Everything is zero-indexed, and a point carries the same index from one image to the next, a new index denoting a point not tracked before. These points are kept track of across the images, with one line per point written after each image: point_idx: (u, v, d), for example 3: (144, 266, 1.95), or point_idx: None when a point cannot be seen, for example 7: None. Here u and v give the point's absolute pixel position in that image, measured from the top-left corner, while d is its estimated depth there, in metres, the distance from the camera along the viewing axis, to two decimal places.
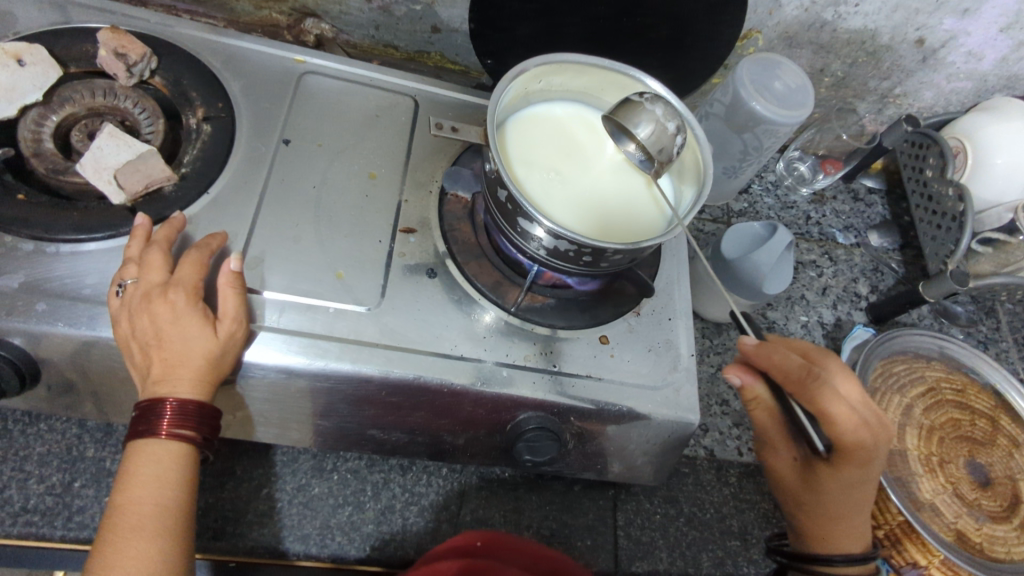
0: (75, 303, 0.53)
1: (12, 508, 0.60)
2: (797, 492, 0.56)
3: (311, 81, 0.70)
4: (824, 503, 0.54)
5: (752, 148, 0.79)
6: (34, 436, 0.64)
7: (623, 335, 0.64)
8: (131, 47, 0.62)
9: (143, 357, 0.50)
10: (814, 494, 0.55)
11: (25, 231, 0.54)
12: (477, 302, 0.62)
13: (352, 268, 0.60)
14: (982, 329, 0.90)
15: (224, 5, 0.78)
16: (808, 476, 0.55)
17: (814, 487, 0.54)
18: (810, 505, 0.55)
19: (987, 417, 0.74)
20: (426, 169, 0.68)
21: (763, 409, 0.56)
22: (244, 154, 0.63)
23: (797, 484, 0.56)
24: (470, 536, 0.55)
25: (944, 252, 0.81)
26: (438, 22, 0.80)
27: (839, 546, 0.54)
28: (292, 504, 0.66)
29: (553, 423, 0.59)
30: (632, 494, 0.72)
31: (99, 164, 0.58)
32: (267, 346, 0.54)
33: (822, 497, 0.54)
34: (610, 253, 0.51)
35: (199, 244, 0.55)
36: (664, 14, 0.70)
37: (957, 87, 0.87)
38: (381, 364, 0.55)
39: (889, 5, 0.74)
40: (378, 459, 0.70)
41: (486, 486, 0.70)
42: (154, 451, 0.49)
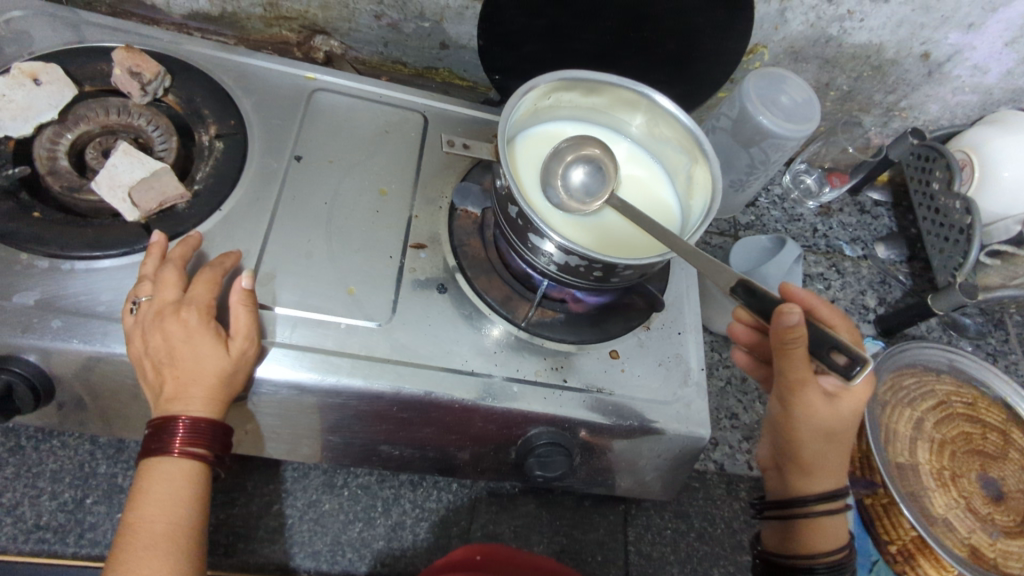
0: (90, 320, 0.53)
1: (25, 524, 0.60)
2: (808, 428, 0.53)
3: (322, 98, 0.70)
4: (833, 434, 0.54)
5: (760, 161, 0.79)
6: (47, 452, 0.64)
7: (633, 350, 0.64)
8: (145, 65, 0.63)
9: (155, 375, 0.51)
10: (827, 427, 0.53)
11: (40, 248, 0.55)
12: (487, 317, 0.62)
13: (364, 283, 0.60)
14: (992, 342, 0.90)
15: (235, 22, 0.79)
16: (825, 410, 0.52)
17: (831, 421, 0.53)
18: (815, 441, 0.54)
19: (999, 431, 0.73)
20: (436, 185, 0.69)
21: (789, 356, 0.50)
22: (255, 171, 0.64)
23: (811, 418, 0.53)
24: (470, 551, 0.55)
25: (953, 265, 0.81)
26: (447, 38, 0.80)
27: (816, 486, 0.56)
28: (302, 520, 0.66)
29: (563, 438, 0.59)
30: (642, 509, 0.72)
31: (114, 181, 0.58)
32: (280, 363, 0.54)
33: (835, 429, 0.53)
34: (620, 269, 0.51)
35: (213, 263, 0.56)
36: (671, 30, 0.71)
37: (963, 100, 0.87)
38: (393, 380, 0.55)
39: (895, 20, 0.75)
40: (389, 474, 0.70)
41: (496, 501, 0.70)
42: (166, 469, 0.49)
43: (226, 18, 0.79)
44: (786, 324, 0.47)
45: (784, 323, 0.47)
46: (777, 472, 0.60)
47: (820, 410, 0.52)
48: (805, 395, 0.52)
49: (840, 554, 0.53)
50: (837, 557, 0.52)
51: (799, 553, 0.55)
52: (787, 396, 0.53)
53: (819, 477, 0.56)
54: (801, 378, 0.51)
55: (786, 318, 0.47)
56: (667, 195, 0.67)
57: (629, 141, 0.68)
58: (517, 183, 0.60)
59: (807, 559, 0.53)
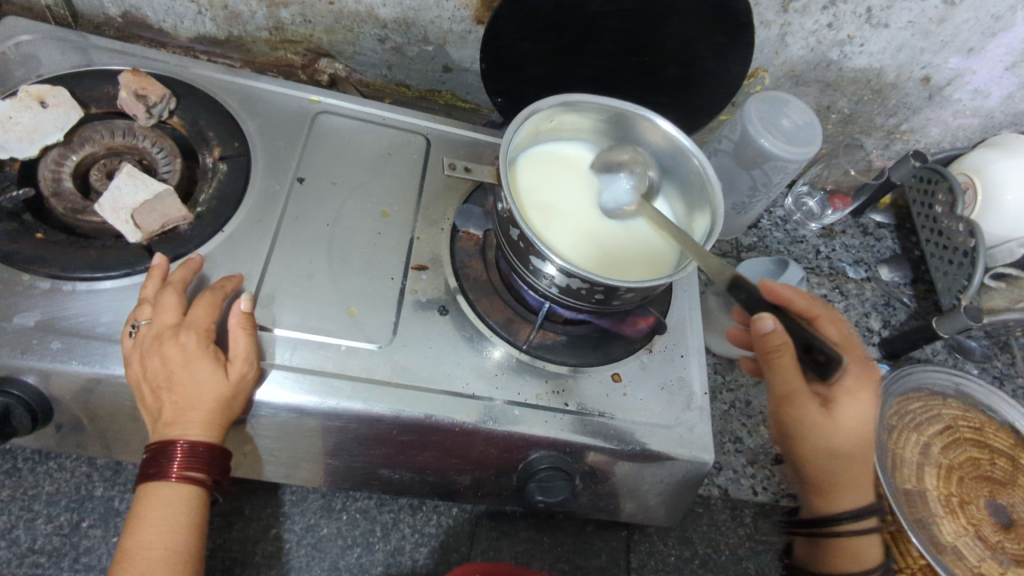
0: (89, 341, 0.53)
1: (19, 547, 0.59)
2: (811, 442, 0.55)
3: (325, 121, 0.71)
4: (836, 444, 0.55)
5: (761, 184, 0.79)
6: (44, 474, 0.63)
7: (636, 372, 0.64)
8: (151, 89, 0.63)
9: (154, 399, 0.50)
10: (835, 437, 0.54)
11: (41, 269, 0.55)
12: (488, 339, 0.62)
13: (366, 305, 0.60)
14: (998, 365, 0.89)
15: (241, 45, 0.80)
16: (834, 418, 0.54)
17: (841, 429, 0.54)
18: (824, 450, 0.55)
19: (1007, 456, 0.72)
20: (438, 207, 0.69)
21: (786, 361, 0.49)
22: (258, 192, 0.64)
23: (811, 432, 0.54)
24: (470, 570, 0.55)
25: (958, 287, 0.81)
26: (450, 62, 0.81)
27: (844, 504, 0.57)
28: (300, 545, 0.65)
29: (564, 463, 0.58)
30: (646, 535, 0.70)
31: (117, 203, 0.59)
32: (278, 385, 0.54)
33: (844, 436, 0.54)
34: (622, 291, 0.51)
35: (214, 287, 0.56)
36: (671, 54, 0.72)
37: (965, 123, 0.88)
38: (393, 403, 0.55)
39: (894, 44, 0.75)
40: (388, 498, 0.69)
41: (497, 526, 0.69)
42: (165, 493, 0.49)
43: (232, 41, 0.80)
44: (762, 331, 0.48)
45: (760, 331, 0.48)
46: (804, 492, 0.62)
47: (828, 418, 0.54)
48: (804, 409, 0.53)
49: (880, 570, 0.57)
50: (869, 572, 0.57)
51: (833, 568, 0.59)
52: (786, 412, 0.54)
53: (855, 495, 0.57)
54: (800, 396, 0.52)
55: (763, 326, 0.48)
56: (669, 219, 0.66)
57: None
58: (517, 195, 0.61)
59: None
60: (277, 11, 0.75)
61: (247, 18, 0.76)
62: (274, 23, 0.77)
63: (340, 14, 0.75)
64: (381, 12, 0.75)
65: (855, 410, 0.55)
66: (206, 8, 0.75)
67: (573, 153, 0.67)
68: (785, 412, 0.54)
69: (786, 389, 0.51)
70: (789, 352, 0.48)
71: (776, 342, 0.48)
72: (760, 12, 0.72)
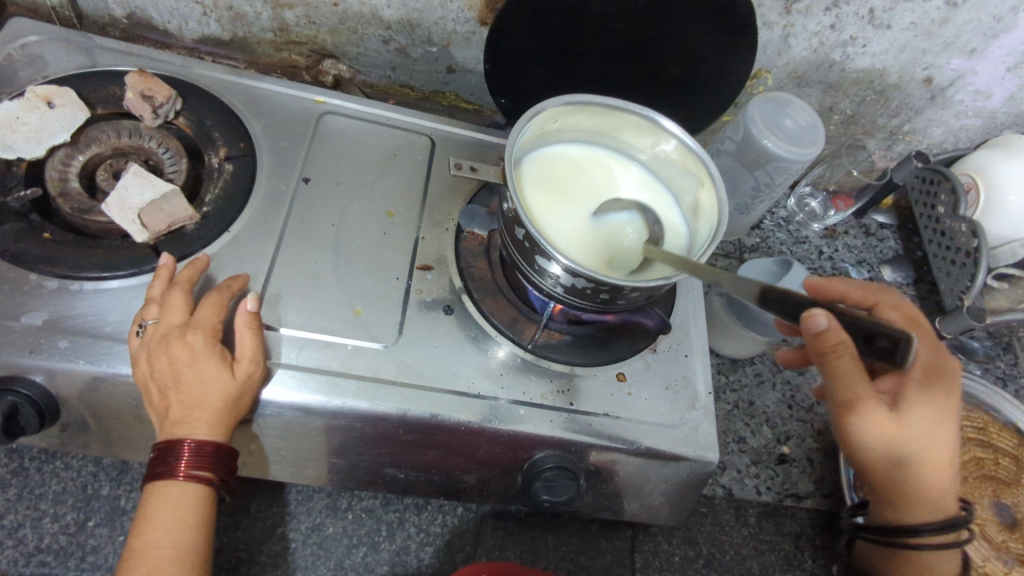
0: (96, 340, 0.53)
1: (26, 547, 0.59)
2: (876, 447, 0.52)
3: (330, 122, 0.71)
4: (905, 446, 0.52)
5: (764, 185, 0.79)
6: (50, 474, 0.63)
7: (640, 372, 0.64)
8: (157, 89, 0.64)
9: (161, 399, 0.51)
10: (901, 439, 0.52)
11: (49, 269, 0.55)
12: (493, 338, 0.62)
13: (371, 305, 0.60)
14: (1001, 365, 0.89)
15: (245, 47, 0.81)
16: (897, 422, 0.52)
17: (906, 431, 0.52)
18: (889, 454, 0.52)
19: (1011, 456, 0.73)
20: (443, 207, 0.69)
21: (847, 360, 0.46)
22: (264, 193, 0.64)
23: (876, 436, 0.52)
24: (475, 569, 0.55)
25: (960, 288, 0.81)
26: (454, 63, 0.81)
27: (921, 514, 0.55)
28: (305, 544, 0.65)
29: (569, 462, 0.58)
30: (650, 534, 0.71)
31: (124, 203, 0.59)
32: (284, 384, 0.54)
33: (911, 438, 0.52)
34: (627, 291, 0.51)
35: (220, 287, 0.56)
36: (674, 55, 0.72)
37: (966, 124, 0.88)
38: (399, 402, 0.55)
39: (897, 46, 0.76)
40: (393, 498, 0.69)
41: (502, 525, 0.69)
42: (172, 493, 0.49)
43: (237, 42, 0.80)
44: (817, 330, 0.43)
45: (812, 330, 0.43)
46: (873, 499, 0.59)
47: (890, 422, 0.51)
48: (868, 412, 0.50)
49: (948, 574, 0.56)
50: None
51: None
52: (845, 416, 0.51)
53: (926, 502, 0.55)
54: (861, 397, 0.49)
55: (814, 324, 0.43)
56: (672, 219, 0.66)
57: (638, 164, 0.68)
58: (520, 197, 0.60)
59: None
60: (282, 12, 0.75)
61: (252, 20, 0.76)
62: (279, 24, 0.77)
63: (345, 15, 0.75)
64: (385, 13, 0.75)
65: (921, 407, 0.53)
66: (211, 10, 0.75)
67: (575, 155, 0.67)
68: (844, 415, 0.51)
69: (846, 391, 0.49)
70: (846, 352, 0.45)
71: (831, 341, 0.44)
72: (763, 13, 0.72)
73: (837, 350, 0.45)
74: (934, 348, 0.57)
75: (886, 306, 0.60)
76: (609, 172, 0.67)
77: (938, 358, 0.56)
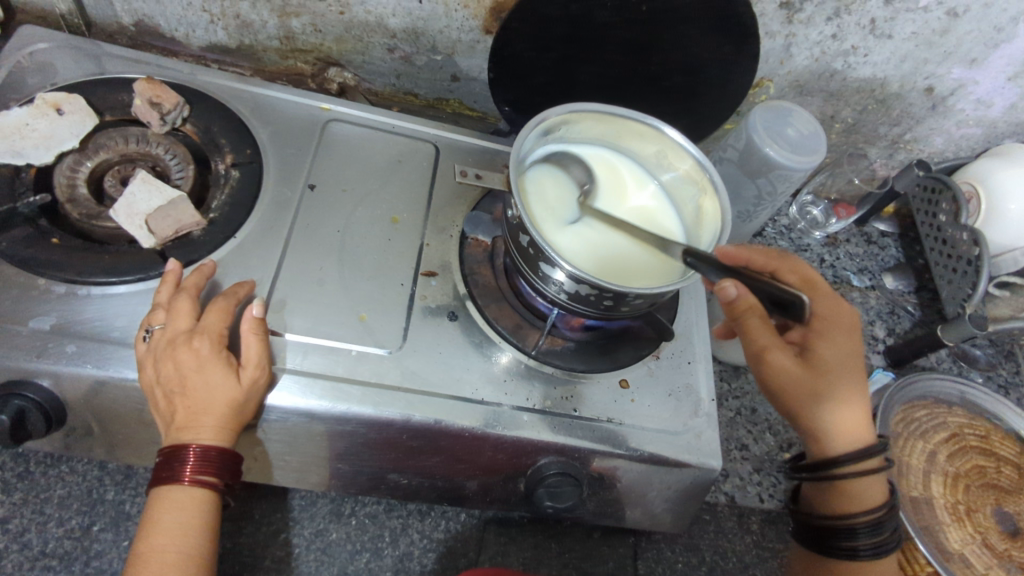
0: (104, 345, 0.53)
1: (31, 551, 0.60)
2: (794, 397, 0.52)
3: (336, 129, 0.72)
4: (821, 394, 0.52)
5: (766, 192, 0.80)
6: (56, 478, 0.64)
7: (643, 380, 0.64)
8: (165, 96, 0.64)
9: (166, 403, 0.51)
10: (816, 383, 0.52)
11: (57, 274, 0.55)
12: (497, 345, 0.62)
13: (376, 310, 0.61)
14: (1003, 373, 0.89)
15: (252, 54, 0.81)
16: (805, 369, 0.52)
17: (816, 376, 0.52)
18: (806, 403, 0.52)
19: (1014, 464, 0.73)
20: (447, 214, 0.69)
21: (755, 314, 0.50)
22: (270, 199, 0.65)
23: (789, 384, 0.52)
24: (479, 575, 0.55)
25: (962, 296, 0.81)
26: (458, 71, 0.82)
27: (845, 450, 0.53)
28: (309, 550, 0.65)
29: (573, 468, 0.58)
30: (653, 542, 0.70)
31: (132, 209, 0.59)
32: (289, 390, 0.54)
33: (826, 382, 0.52)
34: (631, 297, 0.51)
35: (226, 292, 0.56)
36: (676, 63, 0.73)
37: (967, 133, 0.88)
38: (403, 408, 0.55)
39: (898, 55, 0.76)
40: (397, 504, 0.70)
41: (505, 531, 0.69)
42: (178, 497, 0.50)
43: (243, 50, 0.81)
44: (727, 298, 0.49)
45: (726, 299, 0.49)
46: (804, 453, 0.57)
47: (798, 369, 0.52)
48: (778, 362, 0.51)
49: (882, 512, 0.52)
50: (879, 515, 0.51)
51: (835, 514, 0.53)
52: (758, 370, 0.53)
53: (851, 439, 0.53)
54: (763, 346, 0.51)
55: (726, 294, 0.49)
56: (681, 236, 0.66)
57: (653, 179, 0.69)
58: (522, 195, 0.61)
59: (847, 520, 0.52)
60: (288, 21, 0.76)
61: (259, 28, 0.77)
62: (285, 32, 0.78)
63: (350, 24, 0.76)
64: (390, 22, 0.76)
65: (835, 355, 0.52)
66: (218, 18, 0.76)
67: (593, 160, 0.67)
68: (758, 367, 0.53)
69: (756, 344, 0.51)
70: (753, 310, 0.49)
71: (742, 306, 0.49)
72: (765, 23, 0.73)
73: (749, 309, 0.50)
74: (832, 299, 0.55)
75: (784, 271, 0.59)
76: (623, 181, 0.68)
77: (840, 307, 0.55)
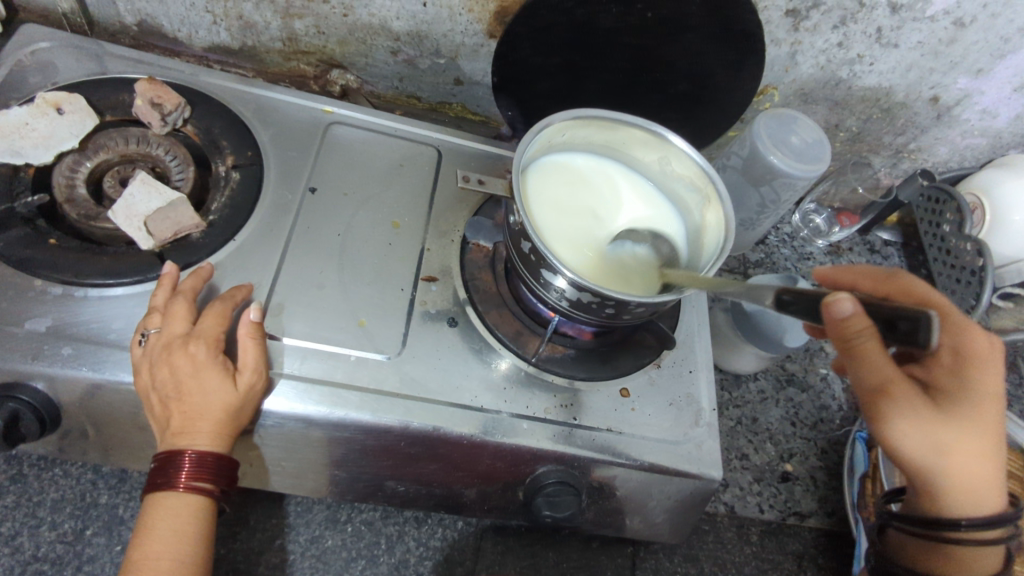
0: (100, 348, 0.53)
1: (23, 555, 0.59)
2: (915, 443, 0.48)
3: (338, 131, 0.71)
4: (947, 445, 0.48)
5: (770, 200, 0.79)
6: (49, 481, 0.63)
7: (645, 388, 0.63)
8: (167, 97, 0.64)
9: (162, 409, 0.50)
10: (939, 428, 0.48)
11: (54, 275, 0.55)
12: (497, 352, 0.62)
13: (375, 315, 0.60)
14: (1005, 385, 0.88)
15: (255, 55, 0.81)
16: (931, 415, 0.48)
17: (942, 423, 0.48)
18: (923, 449, 0.48)
19: (1016, 478, 0.72)
20: (449, 218, 0.69)
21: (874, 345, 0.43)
22: (270, 201, 0.64)
23: (911, 427, 0.48)
24: None
25: (965, 306, 0.80)
26: (461, 75, 0.82)
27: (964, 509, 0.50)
28: (304, 556, 0.65)
29: (572, 477, 0.58)
30: (651, 552, 0.70)
31: (131, 211, 0.59)
32: (285, 396, 0.53)
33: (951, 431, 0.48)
34: (633, 306, 0.51)
35: (224, 296, 0.56)
36: (681, 70, 0.72)
37: (973, 143, 0.88)
38: (401, 415, 0.55)
39: (904, 64, 0.76)
40: (393, 511, 0.69)
41: (503, 540, 0.68)
42: (173, 503, 0.49)
43: (246, 51, 0.80)
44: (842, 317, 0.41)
45: (837, 318, 0.41)
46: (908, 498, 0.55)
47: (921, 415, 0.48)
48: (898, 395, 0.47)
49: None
50: None
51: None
52: (877, 408, 0.48)
53: (971, 500, 0.50)
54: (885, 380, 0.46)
55: (839, 309, 0.41)
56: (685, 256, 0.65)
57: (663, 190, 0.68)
58: (528, 198, 0.61)
59: None
60: (292, 22, 0.76)
61: (262, 29, 0.77)
62: (288, 34, 0.77)
63: (354, 26, 0.76)
64: (394, 25, 0.75)
65: (967, 401, 0.49)
66: (222, 18, 0.75)
67: (605, 177, 0.68)
68: (876, 406, 0.48)
69: (877, 378, 0.46)
70: (867, 329, 0.41)
71: (856, 328, 0.41)
72: (771, 30, 0.72)
73: (864, 332, 0.42)
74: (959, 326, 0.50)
75: (896, 295, 0.55)
76: (632, 199, 0.67)
77: (979, 339, 0.50)
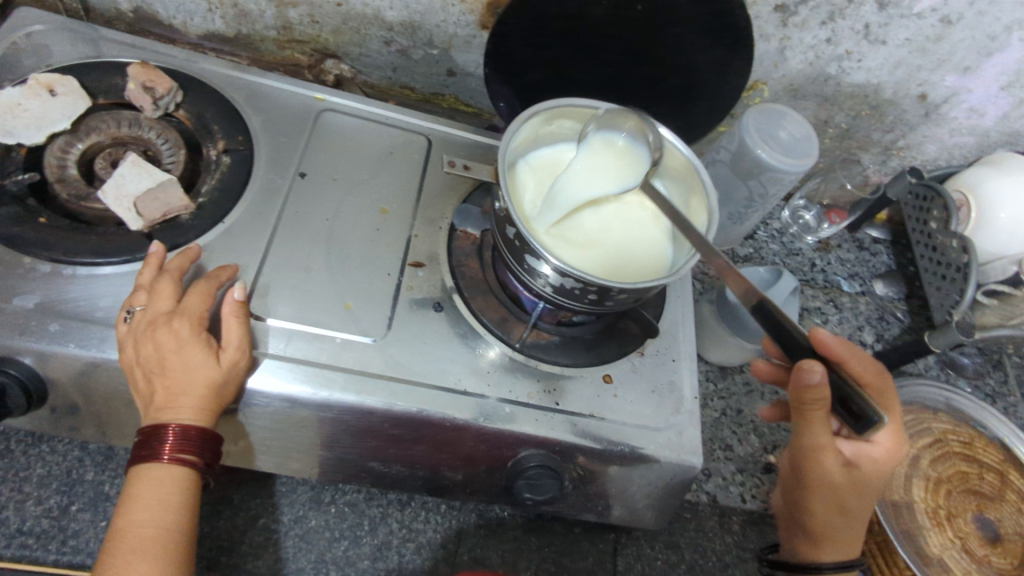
0: (87, 325, 0.53)
1: (8, 529, 0.60)
2: (824, 496, 0.56)
3: (329, 118, 0.72)
4: (849, 510, 0.57)
5: (757, 194, 0.80)
6: (36, 457, 0.64)
7: (627, 375, 0.64)
8: (159, 81, 0.65)
9: (146, 384, 0.51)
10: (839, 498, 0.56)
11: (44, 253, 0.56)
12: (483, 338, 0.62)
13: (361, 299, 0.61)
14: (989, 382, 0.89)
15: (249, 44, 0.82)
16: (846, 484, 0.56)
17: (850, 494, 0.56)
18: (826, 506, 0.57)
19: (996, 471, 0.72)
20: (437, 206, 0.69)
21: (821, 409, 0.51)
22: (260, 185, 0.65)
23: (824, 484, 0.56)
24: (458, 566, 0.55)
25: (949, 302, 0.82)
26: (454, 66, 0.82)
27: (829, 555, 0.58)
28: (289, 535, 0.65)
29: (553, 461, 0.59)
30: (633, 538, 0.70)
31: (120, 191, 0.60)
32: (271, 375, 0.54)
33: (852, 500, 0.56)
34: (615, 292, 0.51)
35: (209, 275, 0.56)
36: (669, 64, 0.73)
37: (960, 141, 0.88)
38: (386, 396, 0.55)
39: (892, 61, 0.77)
40: (377, 493, 0.70)
41: (485, 525, 0.69)
42: (157, 474, 0.50)
43: (241, 39, 0.81)
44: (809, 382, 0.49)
45: (807, 381, 0.49)
46: (787, 529, 0.63)
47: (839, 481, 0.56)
48: (824, 464, 0.55)
49: None
50: None
51: None
52: (803, 461, 0.56)
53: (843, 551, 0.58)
54: (817, 446, 0.54)
55: (809, 376, 0.48)
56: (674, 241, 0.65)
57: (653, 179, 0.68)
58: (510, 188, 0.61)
59: None
60: (286, 10, 0.76)
61: (256, 17, 0.77)
62: (283, 22, 0.78)
63: (347, 15, 0.76)
64: (388, 15, 0.76)
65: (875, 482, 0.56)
66: (216, 6, 0.76)
67: None
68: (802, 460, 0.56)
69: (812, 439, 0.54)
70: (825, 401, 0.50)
71: (815, 394, 0.49)
72: (760, 25, 0.73)
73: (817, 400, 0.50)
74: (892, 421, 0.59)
75: None
76: None
77: None
